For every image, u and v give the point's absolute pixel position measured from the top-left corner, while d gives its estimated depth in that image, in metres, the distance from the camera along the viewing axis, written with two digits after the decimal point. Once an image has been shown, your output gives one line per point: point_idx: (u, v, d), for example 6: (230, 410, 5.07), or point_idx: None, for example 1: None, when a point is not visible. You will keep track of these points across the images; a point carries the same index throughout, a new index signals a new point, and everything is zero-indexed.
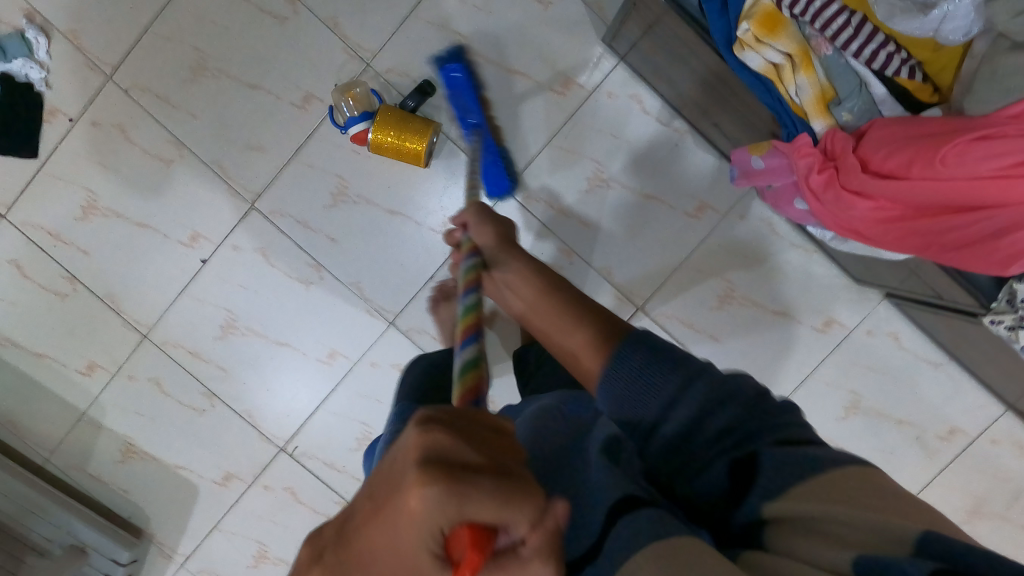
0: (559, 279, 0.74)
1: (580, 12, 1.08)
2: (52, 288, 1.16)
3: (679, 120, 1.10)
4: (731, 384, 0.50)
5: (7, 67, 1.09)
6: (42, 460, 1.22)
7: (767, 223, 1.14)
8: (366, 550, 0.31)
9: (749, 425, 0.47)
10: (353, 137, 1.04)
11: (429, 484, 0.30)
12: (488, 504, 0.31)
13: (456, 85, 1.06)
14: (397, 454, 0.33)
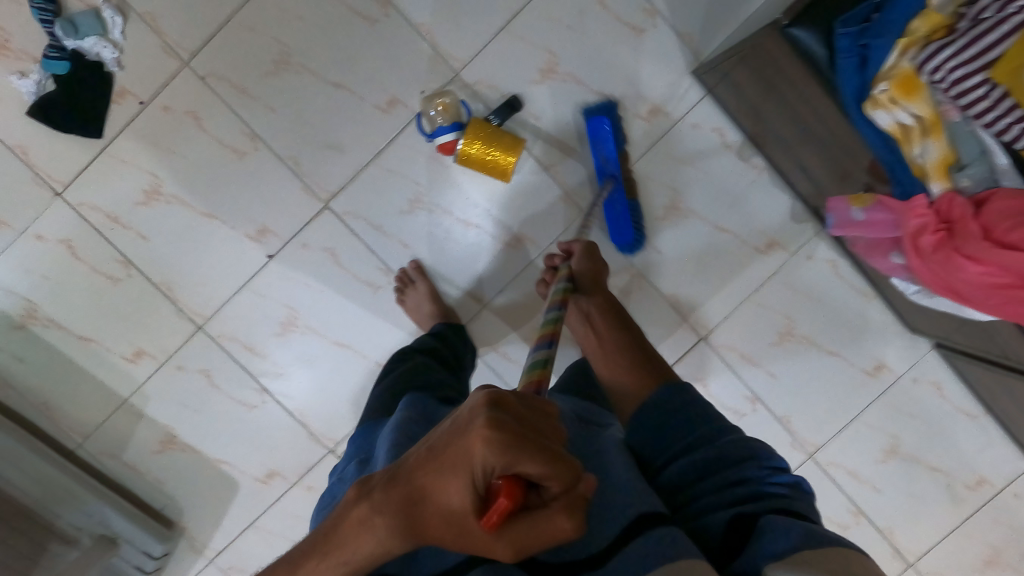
0: (626, 322, 0.95)
1: (672, 43, 1.09)
2: (105, 271, 1.12)
3: (759, 157, 1.13)
4: (750, 448, 0.67)
5: (78, 44, 1.04)
6: (73, 446, 1.17)
7: (833, 264, 1.17)
8: (433, 476, 0.45)
9: (753, 481, 0.63)
10: (441, 145, 1.06)
11: (492, 437, 0.42)
12: (527, 461, 0.42)
13: (602, 136, 1.07)
14: (464, 410, 0.46)
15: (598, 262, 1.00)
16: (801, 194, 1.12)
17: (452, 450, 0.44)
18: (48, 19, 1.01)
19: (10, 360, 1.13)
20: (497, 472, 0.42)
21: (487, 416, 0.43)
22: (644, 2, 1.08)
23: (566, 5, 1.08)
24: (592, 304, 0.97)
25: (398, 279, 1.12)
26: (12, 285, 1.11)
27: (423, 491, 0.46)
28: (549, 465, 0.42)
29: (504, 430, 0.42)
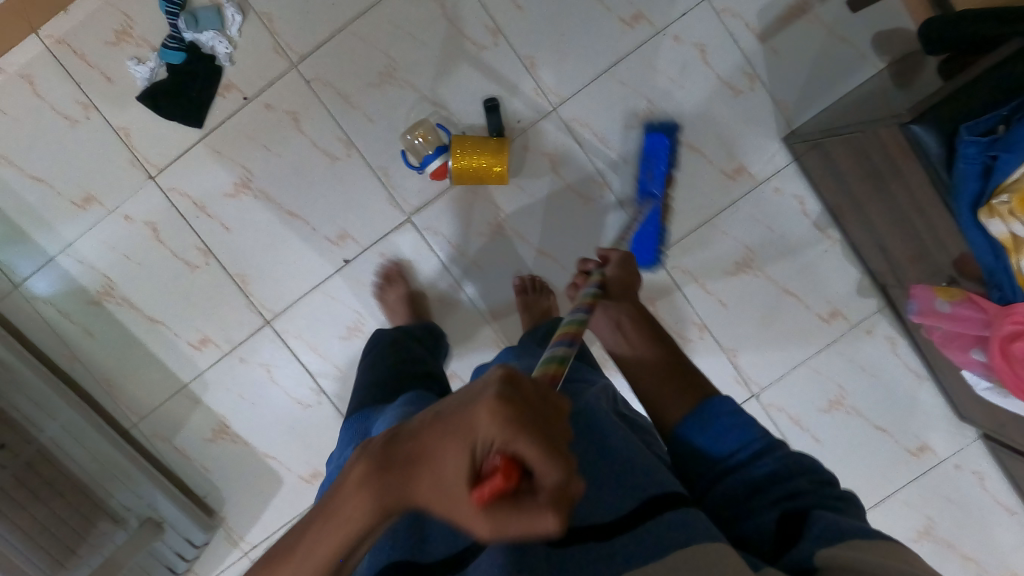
0: (661, 334, 0.83)
1: (768, 107, 1.12)
2: (185, 257, 1.14)
3: (835, 229, 1.15)
4: (802, 459, 0.60)
5: (196, 36, 1.08)
6: (129, 425, 1.19)
7: (891, 342, 1.20)
8: (428, 441, 0.43)
9: (812, 496, 0.57)
10: (431, 173, 1.06)
11: (493, 408, 0.40)
12: (528, 441, 0.39)
13: (657, 155, 1.10)
14: (476, 383, 0.44)
15: (633, 273, 0.92)
16: (873, 269, 1.14)
17: (455, 417, 0.42)
18: (173, 11, 1.06)
19: (80, 335, 1.16)
20: (495, 448, 0.40)
21: (499, 390, 0.41)
22: (746, 65, 1.11)
23: (671, 57, 1.10)
24: (623, 313, 0.86)
25: (381, 274, 1.13)
26: (92, 263, 1.14)
27: (415, 458, 0.43)
28: (547, 451, 0.39)
29: (511, 405, 0.40)
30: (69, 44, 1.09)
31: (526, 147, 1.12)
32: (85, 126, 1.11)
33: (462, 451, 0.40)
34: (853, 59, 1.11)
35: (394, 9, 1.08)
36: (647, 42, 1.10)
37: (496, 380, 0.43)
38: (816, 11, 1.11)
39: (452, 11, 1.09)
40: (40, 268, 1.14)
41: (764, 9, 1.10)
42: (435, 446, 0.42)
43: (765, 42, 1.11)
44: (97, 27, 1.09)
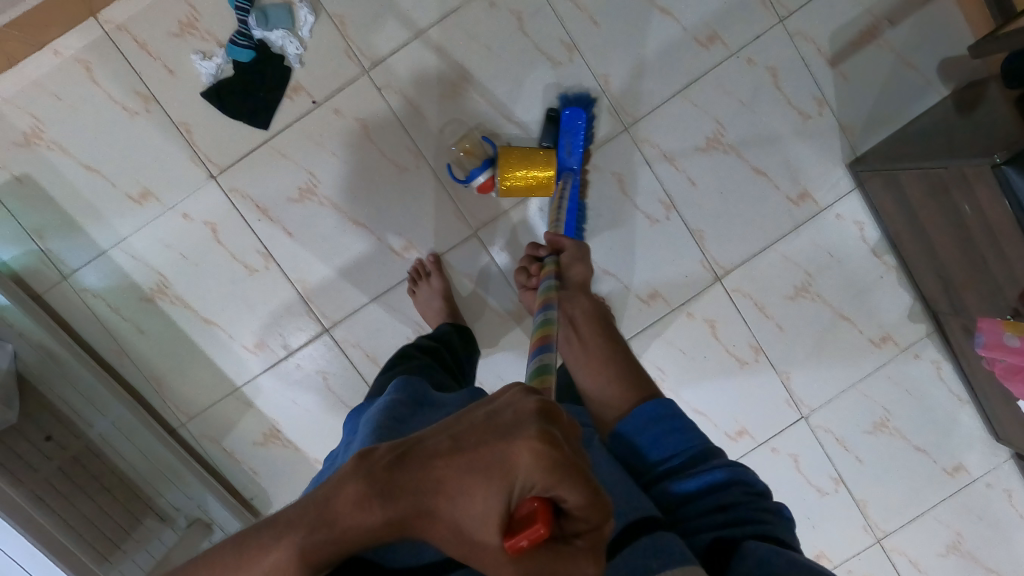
0: (610, 331, 0.94)
1: (834, 134, 1.13)
2: (245, 260, 1.12)
3: (891, 255, 1.17)
4: (737, 472, 0.64)
5: (265, 35, 1.05)
6: (177, 424, 1.16)
7: (936, 367, 1.22)
8: (456, 474, 0.42)
9: (742, 507, 0.61)
10: (477, 187, 1.08)
11: (539, 452, 0.40)
12: (569, 488, 0.40)
13: (574, 129, 1.08)
14: (507, 414, 0.44)
15: (587, 267, 1.03)
16: (926, 296, 1.16)
17: (489, 454, 0.42)
18: (243, 9, 1.01)
19: (132, 332, 1.13)
20: (534, 492, 0.40)
21: (539, 429, 0.41)
22: (815, 90, 1.12)
23: (744, 81, 1.11)
24: (578, 310, 0.97)
25: (413, 270, 1.12)
26: (146, 260, 1.11)
27: (444, 487, 0.43)
28: (587, 495, 0.40)
29: (555, 449, 0.40)
30: (130, 31, 1.03)
31: (596, 166, 1.13)
32: (144, 118, 1.06)
33: (500, 490, 0.41)
34: (920, 88, 1.12)
35: (470, 18, 1.07)
36: (720, 64, 1.10)
37: (534, 416, 0.42)
38: (887, 37, 1.11)
39: (528, 22, 1.07)
40: (91, 261, 1.10)
41: (836, 34, 1.10)
42: (466, 480, 0.42)
43: (835, 67, 1.11)
44: (160, 16, 1.03)
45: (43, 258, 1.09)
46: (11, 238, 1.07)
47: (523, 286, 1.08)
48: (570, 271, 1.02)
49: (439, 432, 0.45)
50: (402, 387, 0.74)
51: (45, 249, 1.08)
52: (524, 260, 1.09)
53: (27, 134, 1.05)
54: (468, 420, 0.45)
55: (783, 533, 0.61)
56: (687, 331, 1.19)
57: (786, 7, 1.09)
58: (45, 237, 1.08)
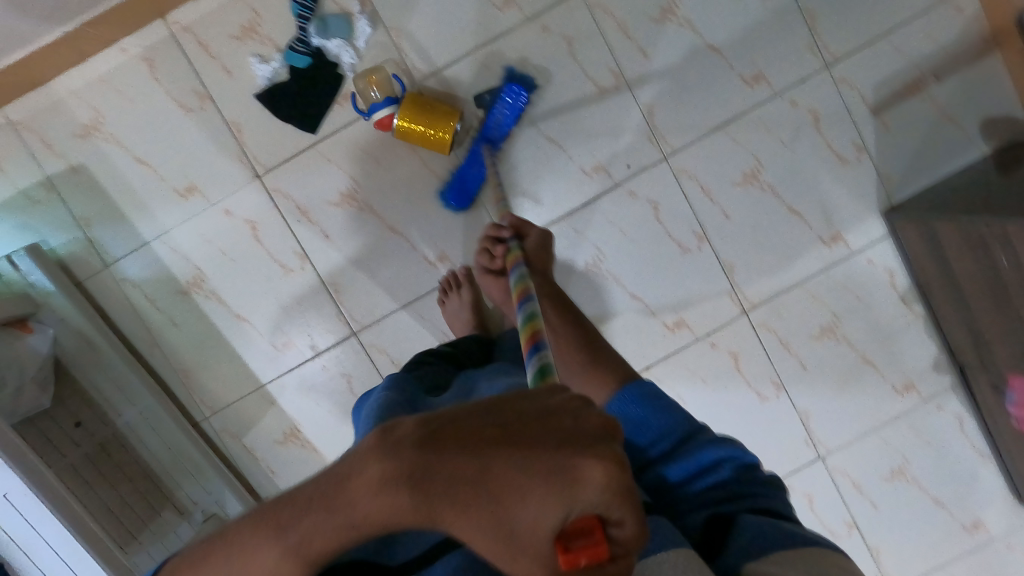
0: (576, 314, 0.89)
1: (872, 180, 1.14)
2: (281, 260, 1.13)
3: (920, 305, 1.18)
4: (727, 448, 0.64)
5: (323, 43, 1.08)
6: (201, 417, 1.18)
7: (958, 420, 1.21)
8: (508, 475, 0.40)
9: (734, 488, 0.61)
10: (376, 122, 1.07)
11: (612, 474, 0.39)
12: (628, 517, 0.39)
13: (512, 105, 1.08)
14: (569, 420, 0.42)
15: (548, 254, 1.01)
16: (954, 348, 1.17)
17: (552, 461, 0.40)
18: (305, 15, 1.06)
19: (165, 323, 1.15)
20: (593, 514, 0.39)
21: (611, 449, 0.40)
22: (855, 136, 1.13)
23: (786, 121, 1.13)
24: (544, 297, 0.91)
25: (445, 280, 1.13)
26: (186, 252, 1.13)
27: (494, 487, 0.40)
28: (640, 524, 0.40)
29: (625, 473, 0.39)
30: (194, 32, 1.08)
31: (633, 193, 1.13)
32: (198, 116, 1.10)
33: (559, 503, 0.39)
34: (960, 143, 1.14)
35: (522, 41, 1.09)
36: (764, 103, 1.12)
37: (604, 435, 0.41)
38: (931, 92, 1.12)
39: (579, 48, 1.09)
40: (133, 251, 1.13)
41: (880, 84, 1.12)
42: (523, 483, 0.40)
43: (877, 116, 1.13)
44: (224, 21, 1.08)
45: (88, 245, 1.13)
46: (61, 224, 1.12)
47: (484, 267, 1.02)
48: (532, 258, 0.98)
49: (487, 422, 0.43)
50: (400, 384, 0.78)
51: (91, 237, 1.12)
52: (485, 239, 1.03)
53: (86, 126, 1.10)
54: (520, 415, 0.43)
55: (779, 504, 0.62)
56: (710, 362, 1.19)
57: (833, 53, 1.11)
58: (92, 225, 1.12)
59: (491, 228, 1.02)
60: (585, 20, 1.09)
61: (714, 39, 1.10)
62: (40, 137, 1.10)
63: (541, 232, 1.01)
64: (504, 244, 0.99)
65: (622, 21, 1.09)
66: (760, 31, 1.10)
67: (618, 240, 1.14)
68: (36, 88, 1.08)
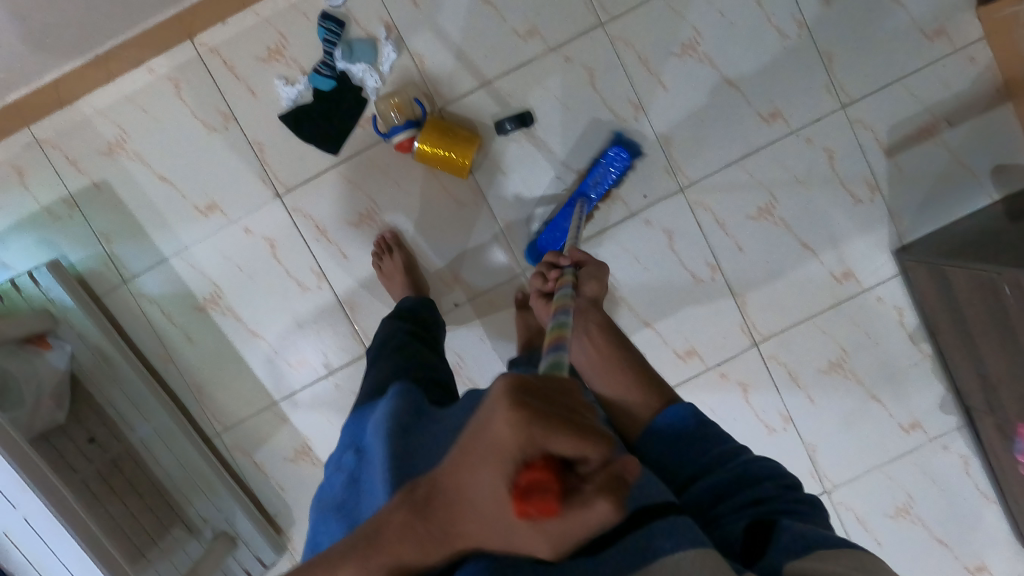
0: (627, 343, 0.87)
1: (884, 220, 1.17)
2: (298, 278, 1.14)
3: (928, 344, 1.20)
4: (765, 467, 0.65)
5: (348, 67, 1.09)
6: (213, 433, 1.20)
7: (964, 460, 1.23)
8: (463, 480, 0.41)
9: (776, 501, 0.62)
10: (397, 144, 1.07)
11: (511, 419, 0.37)
12: (553, 439, 0.37)
13: (611, 165, 1.09)
14: (482, 401, 0.41)
15: (603, 287, 0.95)
16: (960, 389, 1.19)
17: (475, 448, 0.40)
18: (332, 40, 1.07)
19: (180, 339, 1.17)
20: (523, 461, 0.37)
21: (506, 399, 0.38)
22: (869, 177, 1.16)
23: (802, 159, 1.14)
24: (592, 322, 0.89)
25: (376, 245, 1.12)
26: (203, 269, 1.15)
27: (462, 494, 0.42)
28: (576, 438, 0.38)
29: (526, 409, 0.38)
30: (220, 53, 1.10)
31: (649, 222, 1.14)
32: (222, 135, 1.12)
33: (496, 473, 0.38)
34: (973, 187, 1.16)
35: (544, 70, 1.10)
36: (781, 140, 1.14)
37: (503, 390, 0.39)
38: (944, 136, 1.15)
39: (600, 80, 1.10)
40: (152, 267, 1.16)
41: (894, 127, 1.15)
42: (469, 475, 0.40)
43: (890, 157, 1.15)
44: (251, 43, 1.09)
45: (107, 261, 1.16)
46: (83, 240, 1.16)
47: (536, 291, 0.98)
48: (586, 285, 0.93)
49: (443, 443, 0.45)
50: (405, 394, 0.75)
51: (111, 253, 1.16)
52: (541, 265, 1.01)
53: (111, 143, 1.13)
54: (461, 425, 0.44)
55: (819, 525, 0.62)
56: (720, 394, 1.20)
57: (849, 95, 1.13)
58: (111, 241, 1.16)
59: (551, 256, 0.99)
60: (607, 52, 1.10)
61: (734, 75, 1.12)
62: (65, 154, 1.13)
63: (596, 262, 0.97)
64: (560, 269, 0.95)
65: (644, 55, 1.10)
66: (778, 71, 1.12)
67: (634, 269, 1.15)
68: (64, 106, 1.12)
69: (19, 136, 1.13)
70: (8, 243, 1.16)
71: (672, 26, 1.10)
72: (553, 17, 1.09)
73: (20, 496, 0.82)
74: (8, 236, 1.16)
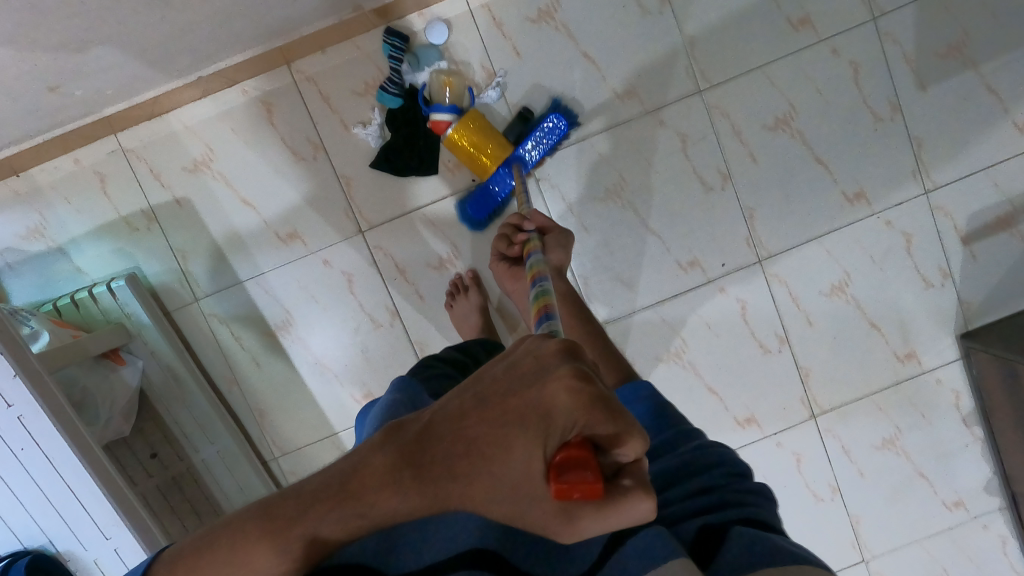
0: (590, 318, 0.93)
1: (953, 306, 1.18)
2: (372, 314, 1.15)
3: (980, 428, 1.22)
4: (716, 453, 0.60)
5: (414, 79, 1.09)
6: (269, 457, 1.21)
7: (1001, 540, 1.26)
8: (495, 430, 0.45)
9: (725, 489, 0.56)
10: (433, 121, 1.05)
11: (572, 388, 0.43)
12: (602, 423, 0.42)
13: (550, 130, 1.07)
14: (532, 361, 0.46)
15: (568, 255, 0.98)
16: (1007, 474, 1.22)
17: (524, 402, 0.44)
18: (397, 56, 1.05)
19: (248, 363, 1.18)
20: (573, 430, 0.42)
21: (568, 368, 0.45)
22: (943, 262, 1.17)
23: (880, 240, 1.15)
24: None
25: (452, 284, 1.13)
26: (280, 296, 1.15)
27: (484, 447, 0.45)
28: (620, 431, 0.42)
29: (587, 387, 0.43)
30: (316, 83, 1.09)
31: (723, 290, 1.16)
32: (310, 165, 1.11)
33: (542, 437, 0.43)
34: None
35: (637, 133, 1.12)
36: (862, 221, 1.15)
37: (560, 358, 0.46)
38: (1020, 227, 1.16)
39: (692, 146, 1.12)
40: (225, 288, 1.15)
41: (974, 216, 1.16)
42: (507, 431, 0.44)
43: (967, 245, 1.16)
44: (349, 76, 1.09)
45: (181, 277, 1.15)
46: (158, 254, 1.14)
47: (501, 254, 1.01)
48: (551, 254, 0.96)
49: (465, 395, 0.48)
50: (403, 387, 0.74)
51: (185, 270, 1.15)
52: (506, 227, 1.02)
53: (197, 161, 1.11)
54: (493, 380, 0.47)
55: (769, 513, 0.56)
56: (774, 461, 1.22)
57: (934, 181, 1.14)
58: (187, 259, 1.14)
59: (515, 219, 1.00)
60: (701, 119, 1.11)
61: (823, 152, 1.13)
62: (150, 167, 1.12)
63: (561, 228, 0.99)
64: (525, 234, 0.97)
65: (737, 124, 1.12)
66: (867, 151, 1.13)
67: (701, 333, 1.17)
68: (153, 118, 1.10)
69: (105, 144, 1.11)
70: (82, 249, 1.14)
71: (767, 99, 1.11)
72: (652, 81, 1.10)
73: (113, 529, 0.83)
74: (84, 242, 1.14)
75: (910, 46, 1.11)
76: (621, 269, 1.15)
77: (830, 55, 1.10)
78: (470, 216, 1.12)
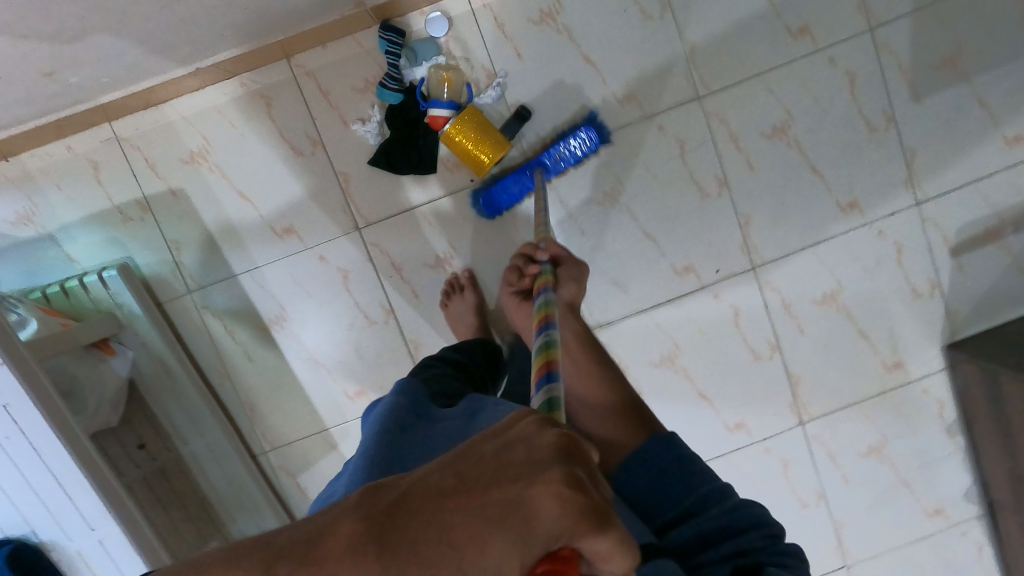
0: (604, 356, 0.89)
1: (940, 317, 1.20)
2: (367, 311, 1.15)
3: (963, 438, 1.24)
4: (751, 510, 0.61)
5: (410, 73, 1.08)
6: (259, 451, 1.20)
7: (979, 548, 1.29)
8: (466, 524, 0.34)
9: (761, 553, 0.58)
10: (431, 117, 1.05)
11: (567, 494, 0.33)
12: (594, 538, 0.33)
13: (582, 143, 1.09)
14: (522, 447, 0.36)
15: (580, 289, 0.98)
16: (987, 483, 1.24)
17: (505, 497, 0.34)
18: (395, 52, 1.04)
19: (240, 357, 1.17)
20: (558, 544, 0.33)
21: (565, 469, 0.34)
22: (932, 274, 1.18)
23: (871, 250, 1.17)
24: (569, 330, 0.93)
25: (448, 284, 1.14)
26: (273, 291, 1.14)
27: (453, 542, 0.34)
28: (615, 547, 0.34)
29: (584, 495, 0.34)
30: (316, 77, 1.08)
31: (717, 296, 1.17)
32: (307, 160, 1.11)
33: (521, 547, 0.33)
34: None
35: (636, 138, 1.12)
36: (854, 231, 1.16)
37: (557, 450, 0.36)
38: (1008, 242, 1.18)
39: (690, 152, 1.12)
40: (219, 281, 1.15)
41: (963, 229, 1.17)
42: (481, 528, 0.34)
43: (956, 257, 1.18)
44: (350, 72, 1.08)
45: (174, 269, 1.14)
46: (151, 245, 1.13)
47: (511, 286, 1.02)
48: (563, 288, 0.96)
49: (439, 470, 0.37)
50: (405, 390, 0.74)
51: (179, 262, 1.14)
52: (518, 257, 1.03)
53: (193, 153, 1.10)
54: (471, 456, 0.37)
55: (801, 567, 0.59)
56: (761, 466, 1.23)
57: (926, 193, 1.16)
58: (181, 250, 1.13)
59: (528, 248, 1.01)
60: (700, 125, 1.12)
61: (818, 161, 1.14)
62: (145, 157, 1.11)
63: (575, 262, 1.00)
64: (537, 266, 0.97)
65: (734, 131, 1.12)
66: (861, 162, 1.14)
67: (694, 338, 1.18)
68: (149, 107, 1.08)
69: (100, 133, 1.10)
70: (73, 237, 1.13)
71: (765, 107, 1.12)
72: (652, 86, 1.11)
73: (99, 520, 0.82)
74: (76, 231, 1.13)
75: (907, 60, 1.12)
76: (617, 273, 1.16)
77: (828, 65, 1.11)
78: (485, 210, 1.12)
